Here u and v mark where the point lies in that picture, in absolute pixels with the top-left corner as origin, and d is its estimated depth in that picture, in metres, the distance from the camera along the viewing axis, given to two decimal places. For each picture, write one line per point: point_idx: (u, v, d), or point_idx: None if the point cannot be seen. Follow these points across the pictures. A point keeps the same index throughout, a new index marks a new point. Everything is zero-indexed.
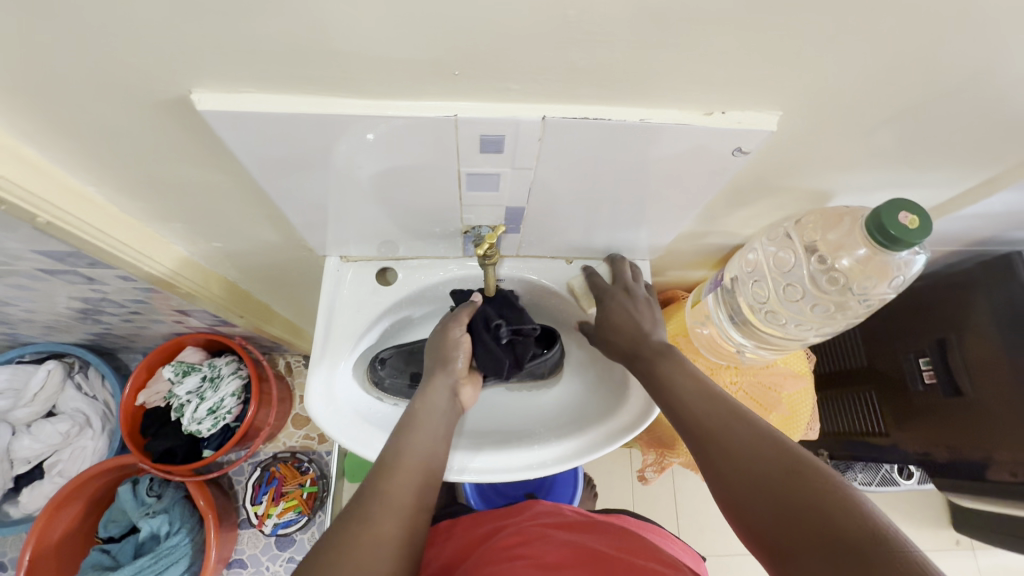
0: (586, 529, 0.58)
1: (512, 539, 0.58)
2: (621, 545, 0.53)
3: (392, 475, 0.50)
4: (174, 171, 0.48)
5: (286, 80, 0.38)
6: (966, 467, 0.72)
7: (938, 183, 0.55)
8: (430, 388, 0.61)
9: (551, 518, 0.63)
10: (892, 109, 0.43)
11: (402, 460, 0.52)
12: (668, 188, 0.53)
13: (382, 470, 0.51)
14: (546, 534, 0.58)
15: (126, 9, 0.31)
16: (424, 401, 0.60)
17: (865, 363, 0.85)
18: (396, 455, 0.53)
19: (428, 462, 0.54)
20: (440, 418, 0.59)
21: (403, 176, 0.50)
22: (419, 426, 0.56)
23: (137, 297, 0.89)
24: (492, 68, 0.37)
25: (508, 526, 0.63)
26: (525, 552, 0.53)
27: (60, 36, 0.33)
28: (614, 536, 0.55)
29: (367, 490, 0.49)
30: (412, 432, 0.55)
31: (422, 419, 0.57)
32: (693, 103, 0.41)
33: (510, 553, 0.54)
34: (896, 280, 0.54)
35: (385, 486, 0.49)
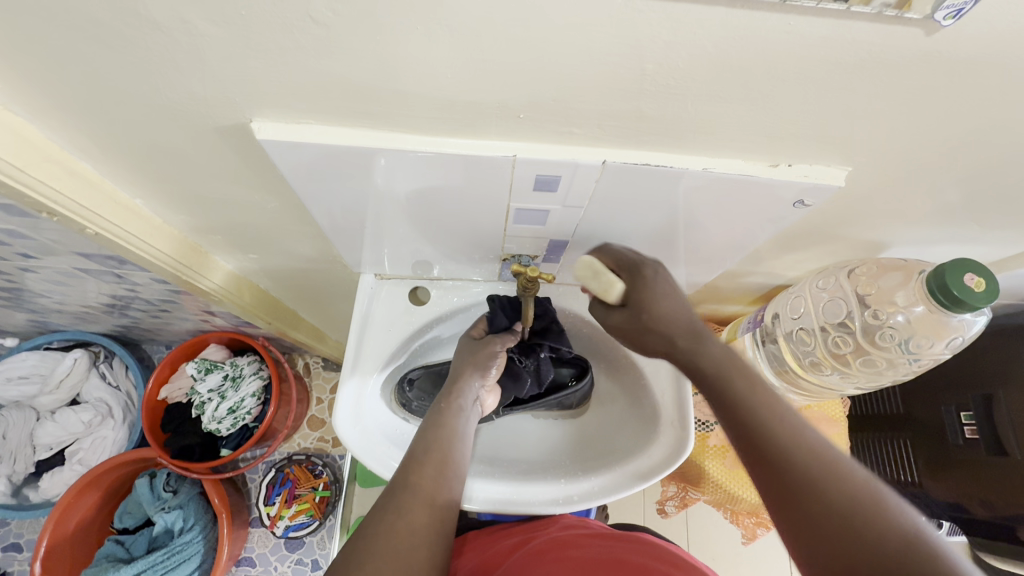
0: (620, 538, 0.57)
1: (544, 546, 0.57)
2: (654, 557, 0.52)
3: (423, 469, 0.50)
4: (221, 188, 0.48)
5: (347, 114, 0.38)
6: (999, 522, 0.70)
7: (1001, 242, 0.53)
8: (458, 390, 0.60)
9: (581, 526, 0.62)
10: (967, 170, 0.41)
11: (433, 454, 0.52)
12: (719, 230, 0.52)
13: (413, 463, 0.50)
14: (579, 542, 0.56)
15: (199, 43, 0.31)
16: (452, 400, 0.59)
17: (901, 410, 0.82)
18: (427, 450, 0.52)
19: (458, 459, 0.53)
20: (468, 421, 0.58)
21: (450, 205, 0.49)
22: (450, 424, 0.56)
23: (167, 296, 0.90)
24: (557, 113, 0.36)
25: (537, 534, 0.62)
26: (561, 562, 0.53)
27: (129, 63, 0.33)
28: (641, 544, 0.55)
29: (398, 482, 0.49)
30: (441, 429, 0.55)
31: (452, 419, 0.57)
32: (759, 154, 0.40)
33: (545, 561, 0.54)
34: (954, 341, 0.52)
35: (415, 480, 0.49)
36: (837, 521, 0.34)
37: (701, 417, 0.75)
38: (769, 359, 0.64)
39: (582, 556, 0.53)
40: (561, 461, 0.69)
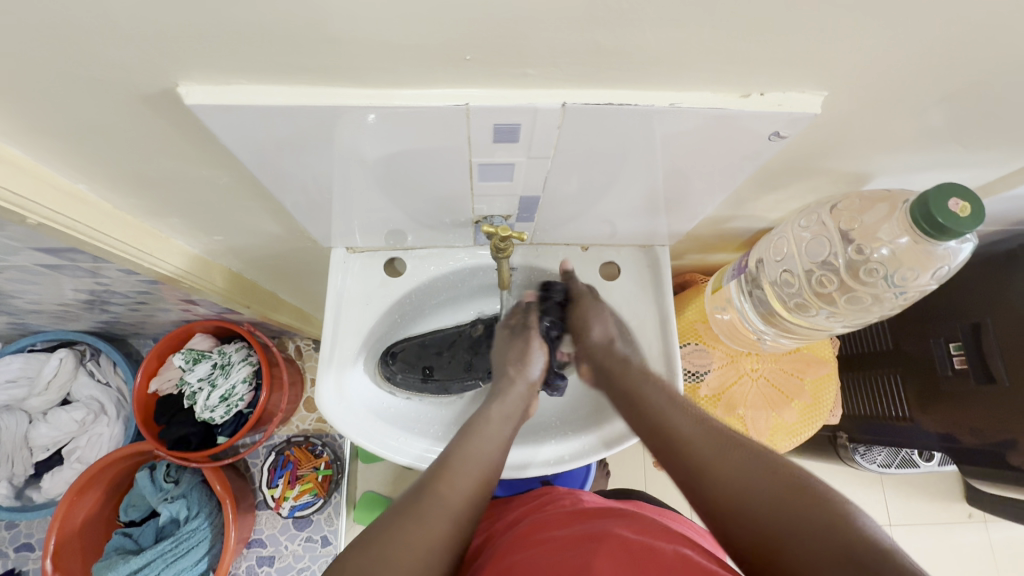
0: (604, 512, 0.56)
1: (530, 528, 0.57)
2: (640, 527, 0.51)
3: (452, 477, 0.50)
4: (167, 165, 0.45)
5: (280, 70, 0.35)
6: (991, 451, 0.68)
7: (987, 164, 0.51)
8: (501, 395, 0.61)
9: (570, 505, 0.61)
10: (950, 86, 0.38)
11: (469, 461, 0.52)
12: (698, 173, 0.49)
13: (448, 468, 0.51)
14: (565, 519, 0.56)
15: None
16: (498, 405, 0.60)
17: (891, 346, 0.83)
18: (463, 457, 0.53)
19: (495, 467, 0.54)
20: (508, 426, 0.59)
21: (415, 166, 0.47)
22: (492, 433, 0.56)
23: (141, 288, 0.87)
24: (506, 52, 0.33)
25: (527, 517, 0.62)
26: (542, 540, 0.52)
27: (28, 27, 0.30)
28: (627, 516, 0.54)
29: (427, 488, 0.49)
30: (477, 435, 0.55)
31: (494, 425, 0.57)
32: (729, 84, 0.38)
33: (528, 542, 0.53)
34: (940, 271, 0.51)
35: (444, 488, 0.49)
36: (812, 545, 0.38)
37: (690, 367, 0.74)
38: (754, 304, 0.64)
39: (564, 530, 0.53)
40: (549, 423, 0.69)
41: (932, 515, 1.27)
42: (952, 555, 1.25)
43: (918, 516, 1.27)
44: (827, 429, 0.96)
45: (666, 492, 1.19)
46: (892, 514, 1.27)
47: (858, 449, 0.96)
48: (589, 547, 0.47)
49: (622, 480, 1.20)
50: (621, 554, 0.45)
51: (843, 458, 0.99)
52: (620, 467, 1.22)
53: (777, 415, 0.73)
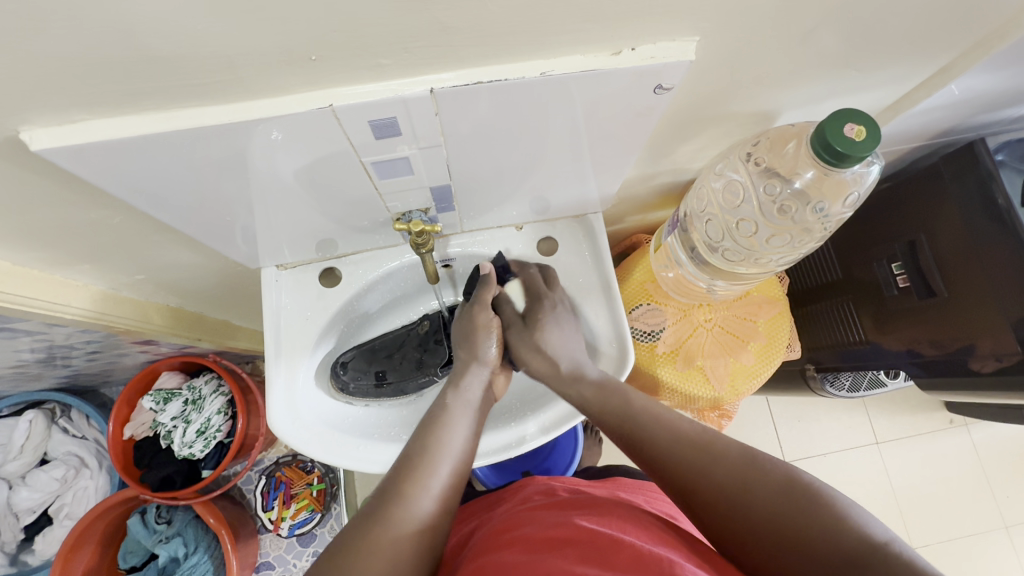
0: (579, 504, 0.56)
1: (507, 525, 0.57)
2: (609, 517, 0.52)
3: (416, 478, 0.50)
4: (51, 210, 0.43)
5: (124, 97, 0.33)
6: (951, 362, 0.69)
7: (888, 82, 0.50)
8: (463, 384, 0.61)
9: (544, 497, 0.61)
10: (821, 11, 0.38)
11: (430, 457, 0.52)
12: (603, 138, 0.49)
13: (410, 466, 0.51)
14: (538, 514, 0.56)
15: None
16: (457, 395, 0.60)
17: (841, 275, 0.84)
18: (425, 457, 0.52)
19: (459, 457, 0.54)
20: (471, 412, 0.59)
21: (317, 171, 0.45)
22: (454, 424, 0.56)
23: (86, 337, 0.85)
24: (351, 48, 0.32)
25: (503, 514, 0.62)
26: (517, 538, 0.52)
27: None
28: (598, 507, 0.55)
29: (392, 494, 0.49)
30: (441, 427, 0.55)
31: (456, 415, 0.57)
32: (597, 43, 0.37)
33: (499, 543, 0.53)
34: (851, 197, 0.52)
35: (410, 491, 0.49)
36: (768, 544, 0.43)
37: (645, 328, 0.74)
38: (693, 258, 0.64)
39: (540, 526, 0.52)
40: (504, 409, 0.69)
41: (915, 427, 1.31)
42: (941, 462, 1.29)
43: (902, 430, 1.30)
44: (796, 364, 0.97)
45: None
46: (877, 433, 1.31)
47: (827, 379, 0.97)
48: (557, 545, 0.47)
49: (614, 445, 1.21)
50: (593, 550, 0.45)
51: (813, 389, 1.01)
52: None
53: (735, 359, 0.74)
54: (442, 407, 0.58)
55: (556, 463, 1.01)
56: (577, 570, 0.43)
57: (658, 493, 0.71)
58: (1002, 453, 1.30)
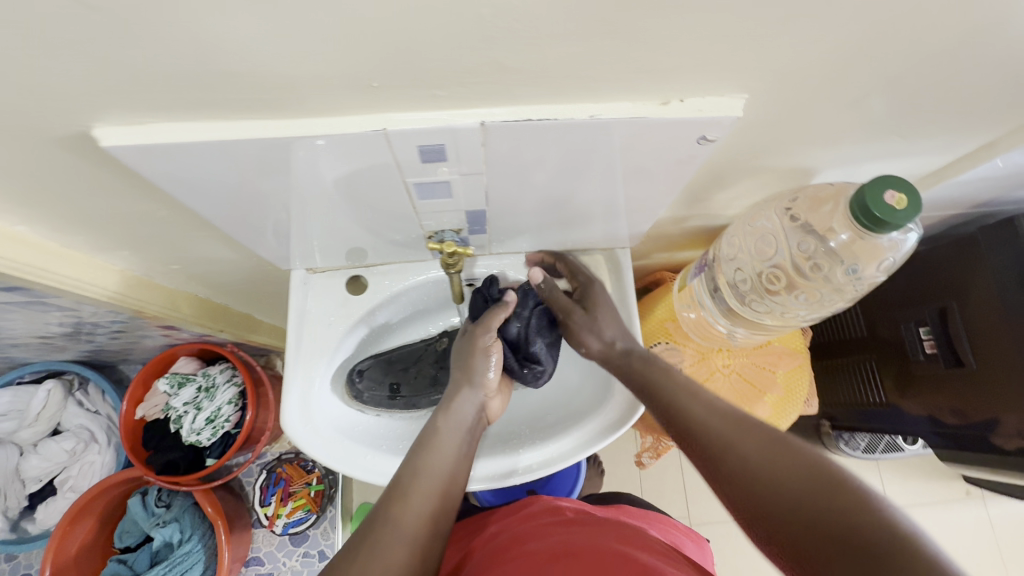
0: (583, 525, 0.56)
1: (511, 541, 0.57)
2: (614, 537, 0.51)
3: (408, 499, 0.49)
4: (106, 201, 0.45)
5: (194, 105, 0.35)
6: (972, 432, 0.67)
7: (933, 150, 0.50)
8: (454, 407, 0.60)
9: (549, 516, 0.61)
10: (872, 79, 0.38)
11: (416, 480, 0.51)
12: (640, 178, 0.49)
13: (395, 490, 0.50)
14: (543, 532, 0.56)
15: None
16: (447, 417, 0.59)
17: (865, 333, 0.82)
18: (412, 478, 0.51)
19: (448, 478, 0.53)
20: (461, 437, 0.58)
21: (361, 183, 0.46)
22: (442, 448, 0.55)
23: (114, 317, 0.87)
24: (411, 77, 0.33)
25: (507, 531, 0.62)
26: (521, 554, 0.52)
27: None
28: (606, 527, 0.54)
29: (380, 515, 0.48)
30: (429, 451, 0.54)
31: (444, 439, 0.56)
32: (648, 92, 0.38)
33: (502, 559, 0.53)
34: (887, 262, 0.51)
35: (396, 513, 0.48)
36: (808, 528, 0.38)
37: None
38: (717, 302, 0.63)
39: (544, 544, 0.52)
40: (501, 435, 0.69)
41: (930, 495, 1.26)
42: (955, 533, 1.25)
43: (916, 497, 1.26)
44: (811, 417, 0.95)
45: (660, 488, 1.18)
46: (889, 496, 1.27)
47: (843, 436, 0.95)
48: (560, 563, 0.47)
49: (616, 478, 1.19)
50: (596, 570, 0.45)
51: (828, 446, 0.98)
52: (611, 464, 1.21)
53: (751, 409, 0.73)
54: (430, 424, 0.58)
55: (557, 491, 0.99)
56: None
57: (662, 524, 0.70)
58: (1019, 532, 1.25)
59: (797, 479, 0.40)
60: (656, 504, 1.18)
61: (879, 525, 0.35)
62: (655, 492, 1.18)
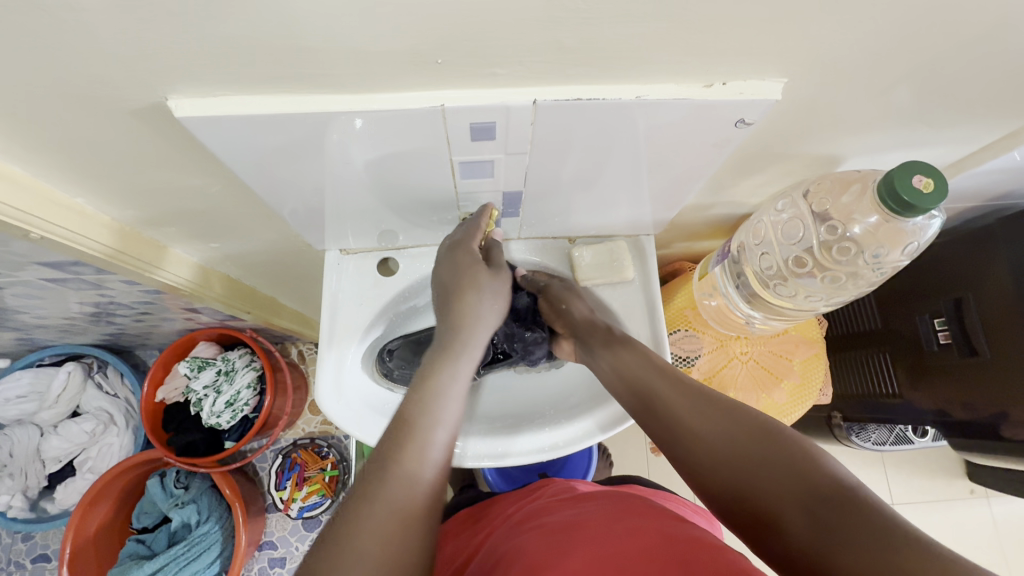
0: (595, 496, 0.58)
1: (528, 517, 0.59)
2: (628, 505, 0.53)
3: (412, 442, 0.45)
4: (163, 174, 0.47)
5: (264, 78, 0.37)
6: (982, 425, 0.69)
7: (955, 140, 0.52)
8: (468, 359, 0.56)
9: (563, 493, 0.63)
10: (907, 66, 0.40)
11: (426, 422, 0.47)
12: (673, 162, 0.51)
13: (404, 430, 0.46)
14: (558, 506, 0.58)
15: (98, 23, 0.30)
16: (458, 366, 0.54)
17: (879, 326, 0.84)
18: (419, 422, 0.47)
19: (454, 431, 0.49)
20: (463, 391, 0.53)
21: (406, 164, 0.48)
22: (451, 394, 0.51)
23: (143, 298, 0.89)
24: (475, 56, 0.35)
25: (525, 508, 0.64)
26: (538, 527, 0.54)
27: (38, 55, 0.32)
28: (619, 497, 0.56)
29: (381, 461, 0.44)
30: (441, 397, 0.50)
31: (456, 390, 0.52)
32: (692, 75, 0.40)
33: (521, 533, 0.55)
34: (911, 247, 0.52)
35: (402, 455, 0.44)
36: (754, 479, 0.41)
37: (681, 353, 0.76)
38: (739, 289, 0.65)
39: (560, 516, 0.54)
40: (517, 415, 0.71)
41: (935, 492, 1.28)
42: (958, 531, 1.26)
43: (921, 494, 1.28)
44: (822, 409, 0.97)
45: (669, 479, 1.20)
46: (894, 493, 1.29)
47: (853, 428, 0.97)
48: (576, 533, 0.49)
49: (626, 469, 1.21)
50: (613, 536, 0.47)
51: (838, 438, 1.00)
52: (621, 456, 1.23)
53: (767, 396, 0.74)
54: (434, 366, 0.53)
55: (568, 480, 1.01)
56: (595, 552, 0.45)
57: (673, 499, 0.72)
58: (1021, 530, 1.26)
59: (746, 437, 0.43)
60: None
61: (824, 474, 0.38)
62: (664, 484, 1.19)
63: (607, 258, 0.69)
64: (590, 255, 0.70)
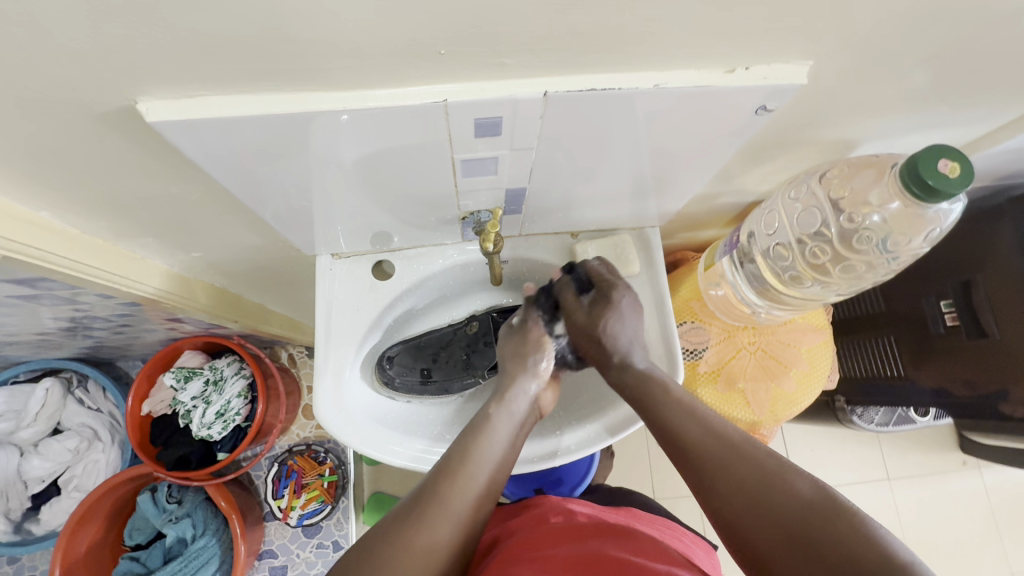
0: (600, 531, 0.55)
1: (527, 542, 0.57)
2: (637, 548, 0.51)
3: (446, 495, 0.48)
4: (136, 182, 0.43)
5: (246, 76, 0.33)
6: (984, 401, 0.69)
7: (973, 121, 0.50)
8: (509, 397, 0.60)
9: (564, 519, 0.60)
10: (940, 43, 0.37)
11: (461, 470, 0.51)
12: (685, 152, 0.48)
13: (441, 481, 0.50)
14: (561, 536, 0.56)
15: (54, 16, 0.26)
16: (501, 406, 0.59)
17: (882, 308, 0.84)
18: (453, 477, 0.50)
19: (493, 471, 0.53)
20: (509, 425, 0.57)
21: (403, 163, 0.45)
22: (493, 433, 0.55)
23: (122, 310, 0.84)
24: (482, 46, 0.32)
25: (523, 530, 0.61)
26: (539, 557, 0.52)
27: None
28: (624, 537, 0.54)
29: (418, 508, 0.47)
30: (482, 437, 0.54)
31: (497, 426, 0.56)
32: (713, 60, 0.37)
33: (519, 559, 0.53)
34: (933, 233, 0.50)
35: (437, 506, 0.47)
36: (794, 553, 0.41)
37: (689, 346, 0.74)
38: (750, 281, 0.63)
39: (565, 548, 0.52)
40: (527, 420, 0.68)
41: (929, 466, 1.30)
42: (951, 503, 1.29)
43: (916, 469, 1.30)
44: (824, 393, 0.97)
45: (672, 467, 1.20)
46: (890, 469, 1.30)
47: (856, 410, 0.96)
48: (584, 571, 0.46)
49: (629, 459, 1.20)
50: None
51: (841, 420, 1.00)
52: (622, 446, 1.22)
53: (777, 385, 0.73)
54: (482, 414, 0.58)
55: (569, 477, 1.00)
56: None
57: (671, 528, 0.70)
58: (1010, 499, 1.29)
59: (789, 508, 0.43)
60: (668, 484, 1.19)
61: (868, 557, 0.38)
62: (666, 472, 1.19)
63: (614, 252, 0.67)
64: (594, 250, 0.67)
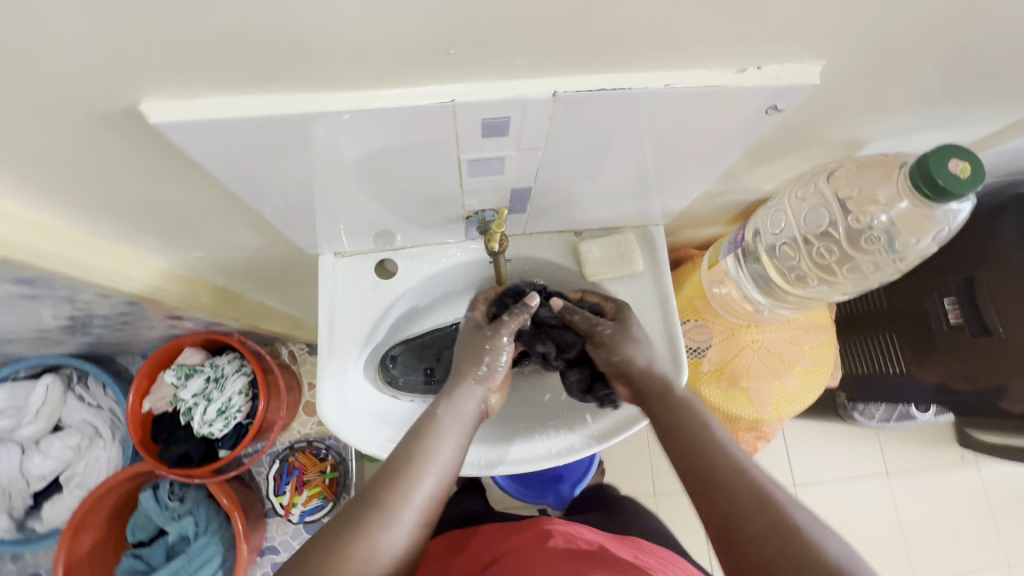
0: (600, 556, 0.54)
1: (527, 560, 0.56)
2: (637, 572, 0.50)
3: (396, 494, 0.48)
4: (139, 183, 0.43)
5: (252, 77, 0.32)
6: (985, 396, 0.69)
7: (983, 120, 0.50)
8: (457, 396, 0.57)
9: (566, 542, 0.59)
10: (956, 42, 0.37)
11: (414, 470, 0.50)
12: (693, 151, 0.48)
13: (392, 481, 0.49)
14: (562, 556, 0.55)
15: (57, 16, 0.26)
16: (448, 404, 0.57)
17: (886, 305, 0.83)
18: (405, 482, 0.49)
19: (443, 471, 0.52)
20: (461, 428, 0.56)
21: (409, 163, 0.44)
22: (442, 436, 0.53)
23: (122, 308, 0.83)
24: (493, 46, 0.31)
25: (523, 550, 0.60)
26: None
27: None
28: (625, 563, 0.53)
29: (365, 512, 0.46)
30: (430, 438, 0.53)
31: (445, 428, 0.54)
32: (727, 60, 0.36)
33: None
34: (941, 233, 0.50)
35: (384, 510, 0.46)
36: None
37: (692, 344, 0.75)
38: (754, 279, 0.63)
39: (564, 568, 0.51)
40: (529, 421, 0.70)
41: (928, 462, 1.31)
42: (950, 497, 1.30)
43: (915, 464, 1.31)
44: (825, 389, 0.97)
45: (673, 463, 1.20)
46: (889, 464, 1.31)
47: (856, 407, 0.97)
48: None
49: (630, 455, 1.20)
50: None
51: (842, 417, 1.00)
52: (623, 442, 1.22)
53: (779, 382, 0.73)
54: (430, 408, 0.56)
55: (571, 473, 1.00)
56: None
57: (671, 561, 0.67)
58: (1007, 494, 1.30)
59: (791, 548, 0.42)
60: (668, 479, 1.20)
61: None
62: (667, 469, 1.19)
63: (618, 250, 0.66)
64: (598, 249, 0.66)
